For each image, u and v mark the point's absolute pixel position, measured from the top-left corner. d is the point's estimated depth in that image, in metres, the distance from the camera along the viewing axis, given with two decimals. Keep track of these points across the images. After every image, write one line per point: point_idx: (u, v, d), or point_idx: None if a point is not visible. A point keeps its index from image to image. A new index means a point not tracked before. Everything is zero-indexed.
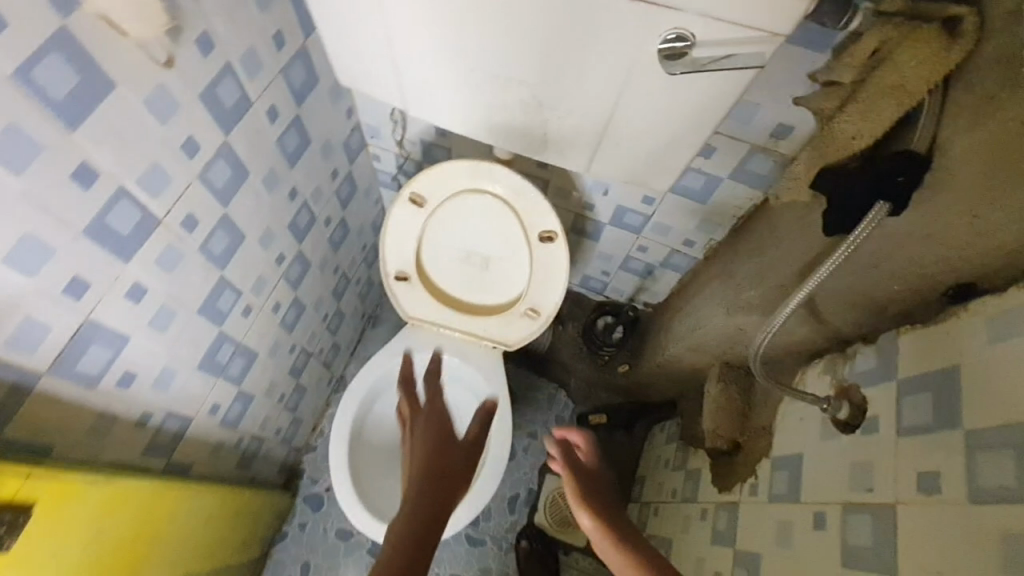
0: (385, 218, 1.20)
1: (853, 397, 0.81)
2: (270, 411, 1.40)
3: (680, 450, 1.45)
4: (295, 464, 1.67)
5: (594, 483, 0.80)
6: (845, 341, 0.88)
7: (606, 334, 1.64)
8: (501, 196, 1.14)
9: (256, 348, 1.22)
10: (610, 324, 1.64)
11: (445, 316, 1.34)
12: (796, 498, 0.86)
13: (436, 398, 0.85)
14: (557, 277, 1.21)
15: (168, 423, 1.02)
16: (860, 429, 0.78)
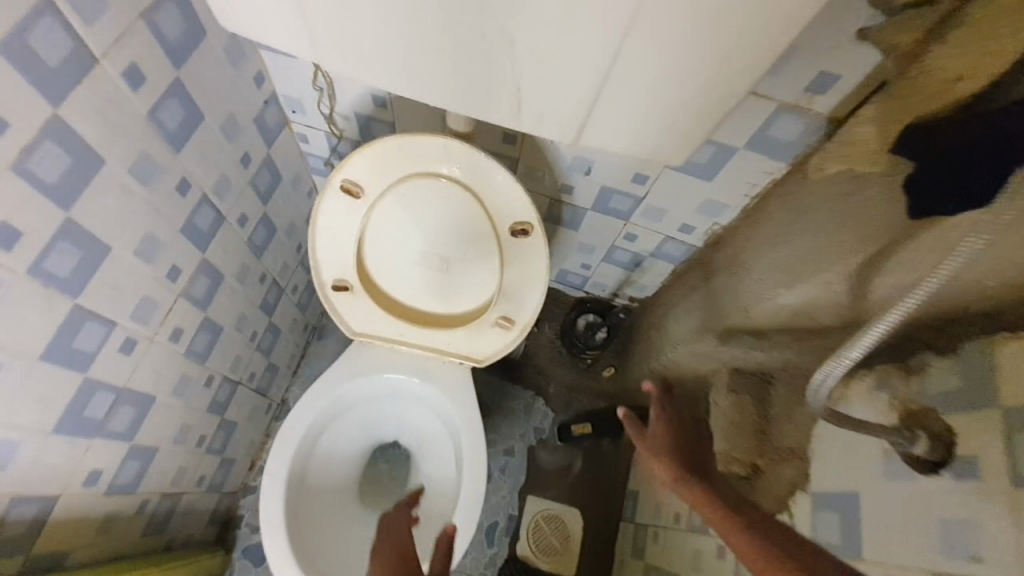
0: (311, 215, 0.93)
1: (934, 428, 0.62)
2: (186, 461, 1.12)
3: None
4: (229, 511, 1.40)
5: (733, 503, 0.70)
6: (909, 352, 0.67)
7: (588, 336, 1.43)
8: (459, 180, 0.86)
9: (152, 391, 0.94)
10: (591, 325, 1.43)
11: (399, 329, 1.10)
12: (857, 553, 0.71)
13: (395, 526, 0.85)
14: (536, 280, 0.97)
15: (19, 509, 0.77)
16: (952, 474, 0.60)
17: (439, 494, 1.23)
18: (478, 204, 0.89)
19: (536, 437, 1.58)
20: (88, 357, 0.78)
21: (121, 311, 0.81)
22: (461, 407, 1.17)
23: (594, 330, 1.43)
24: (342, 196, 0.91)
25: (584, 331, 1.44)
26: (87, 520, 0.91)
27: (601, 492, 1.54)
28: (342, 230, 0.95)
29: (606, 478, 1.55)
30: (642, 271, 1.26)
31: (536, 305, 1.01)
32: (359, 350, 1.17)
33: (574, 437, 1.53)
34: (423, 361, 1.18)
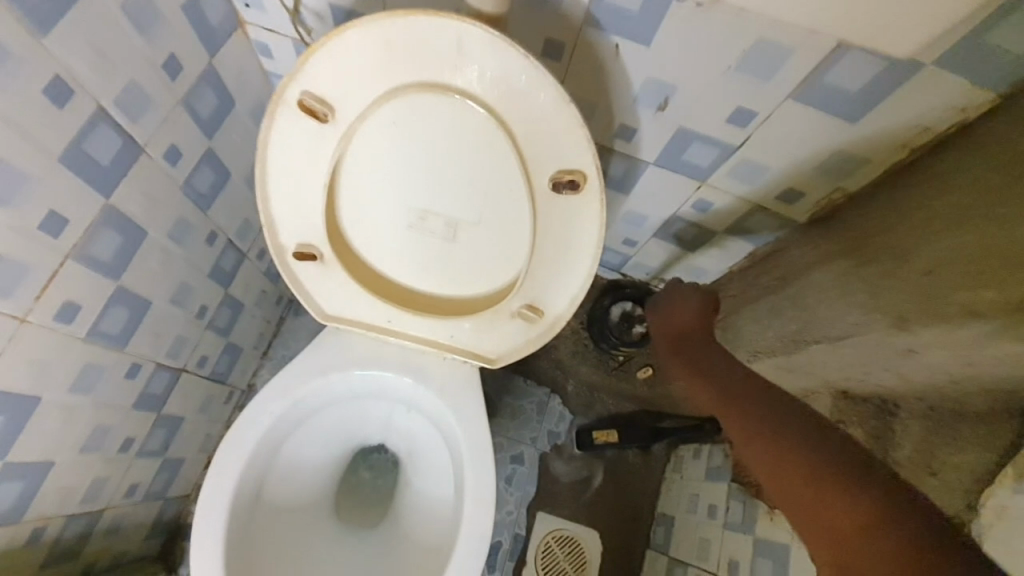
0: (260, 146, 0.64)
1: None
2: (105, 471, 0.86)
3: (734, 497, 1.00)
4: (177, 519, 1.15)
5: (784, 434, 0.52)
6: None
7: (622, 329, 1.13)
8: (482, 98, 0.57)
9: (34, 387, 0.67)
10: (628, 316, 1.13)
11: (386, 315, 0.82)
12: None
13: None
14: (580, 257, 0.68)
15: None
16: None
17: (431, 522, 0.96)
18: (508, 138, 0.59)
19: (551, 444, 1.31)
20: None
21: None
22: (463, 418, 0.89)
23: (631, 323, 1.13)
24: (305, 119, 0.61)
25: (618, 323, 1.14)
26: None
27: (625, 513, 1.28)
28: (307, 173, 0.66)
29: (631, 497, 1.29)
30: (706, 252, 0.96)
31: (575, 291, 0.72)
32: (334, 338, 0.90)
33: (596, 447, 1.27)
34: (417, 356, 0.91)
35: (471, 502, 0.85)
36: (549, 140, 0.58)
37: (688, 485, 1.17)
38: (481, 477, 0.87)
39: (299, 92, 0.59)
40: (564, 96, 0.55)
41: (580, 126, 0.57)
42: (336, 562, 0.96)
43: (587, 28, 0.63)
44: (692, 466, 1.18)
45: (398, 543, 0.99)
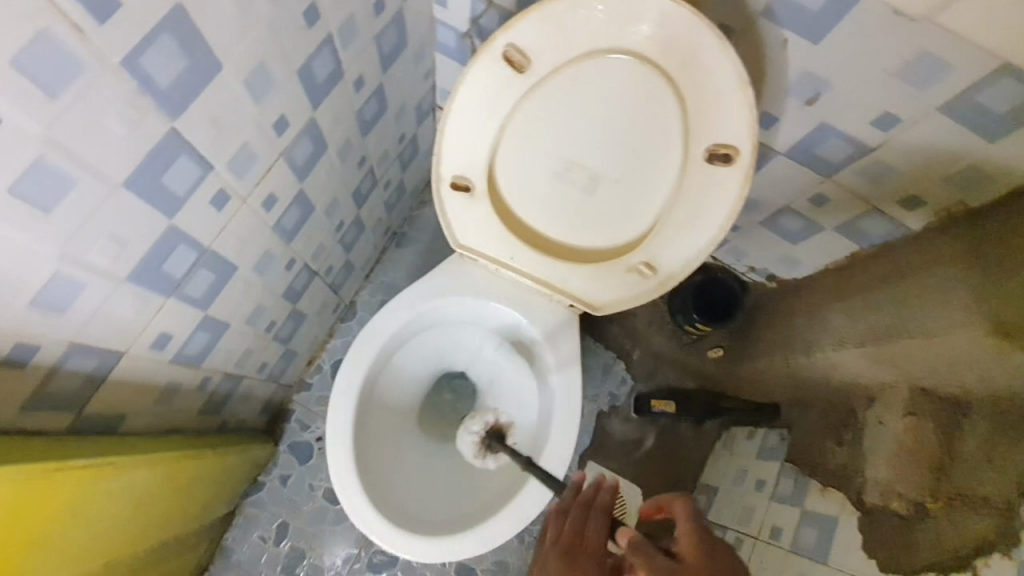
0: (454, 85, 0.74)
1: None
2: (253, 344, 1.02)
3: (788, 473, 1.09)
4: (281, 403, 1.32)
5: None
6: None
7: (491, 454, 1.02)
8: (666, 69, 0.65)
9: (235, 261, 0.80)
10: (489, 437, 1.03)
11: (511, 252, 0.93)
12: None
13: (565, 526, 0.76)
14: (708, 227, 0.76)
15: (73, 361, 0.61)
16: None
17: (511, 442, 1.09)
18: (679, 108, 0.67)
19: (610, 403, 1.41)
20: (175, 201, 0.62)
21: (220, 152, 0.65)
22: (559, 355, 1.01)
23: (492, 444, 1.03)
24: (501, 66, 0.70)
25: (479, 449, 1.04)
26: (151, 389, 0.78)
27: (670, 477, 1.37)
28: (485, 115, 0.76)
29: (680, 463, 1.38)
30: (812, 242, 1.02)
31: (694, 256, 0.80)
32: (457, 266, 1.01)
33: (652, 413, 1.33)
34: (525, 296, 1.01)
35: (557, 428, 0.98)
36: (716, 116, 0.66)
37: (738, 461, 1.25)
38: (569, 408, 0.99)
39: (504, 45, 0.68)
40: (743, 77, 0.62)
41: (749, 106, 0.64)
42: (424, 460, 1.09)
43: (763, 20, 0.71)
44: (745, 445, 1.26)
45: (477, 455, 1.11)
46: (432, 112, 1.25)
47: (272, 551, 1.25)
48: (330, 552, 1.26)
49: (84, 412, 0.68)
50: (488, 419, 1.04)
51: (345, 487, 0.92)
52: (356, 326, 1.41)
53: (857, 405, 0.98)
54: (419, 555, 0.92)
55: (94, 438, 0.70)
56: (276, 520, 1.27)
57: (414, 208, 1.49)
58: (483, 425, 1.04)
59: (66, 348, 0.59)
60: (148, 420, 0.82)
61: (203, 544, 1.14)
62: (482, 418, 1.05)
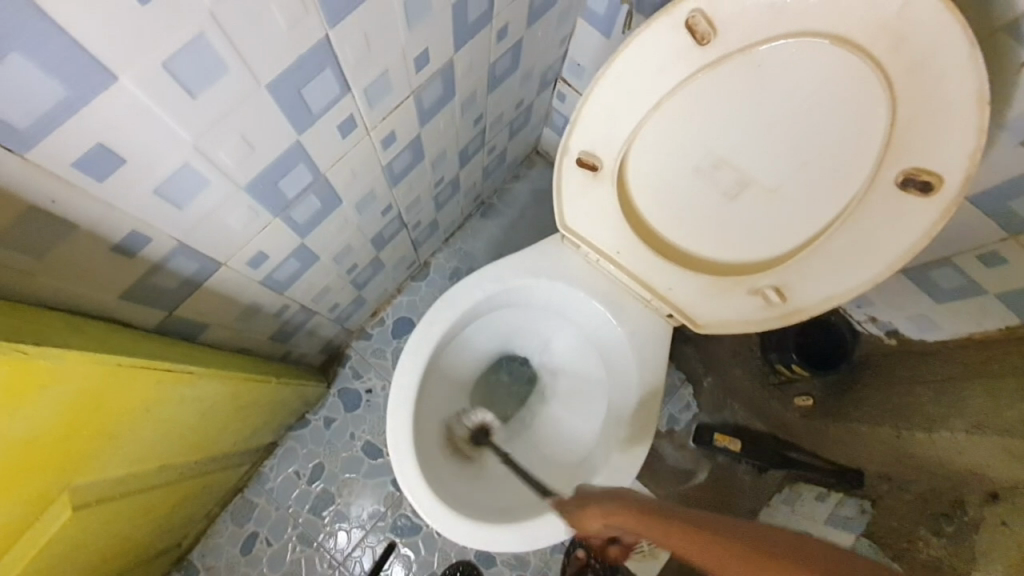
0: (616, 48, 0.65)
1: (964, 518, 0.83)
2: (332, 283, 0.99)
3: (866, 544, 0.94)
4: (339, 346, 1.31)
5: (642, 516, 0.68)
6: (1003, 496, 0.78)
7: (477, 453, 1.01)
8: (888, 70, 0.55)
9: (342, 194, 0.77)
10: (477, 434, 1.02)
11: (620, 245, 0.85)
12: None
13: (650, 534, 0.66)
14: (869, 262, 0.68)
15: (177, 261, 0.59)
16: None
17: (569, 444, 1.02)
18: (886, 119, 0.58)
19: (667, 426, 1.29)
20: (308, 115, 0.58)
21: (361, 74, 0.60)
22: (642, 368, 0.93)
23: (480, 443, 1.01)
24: (678, 34, 0.61)
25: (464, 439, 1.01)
26: (236, 306, 0.76)
27: None
28: (640, 89, 0.67)
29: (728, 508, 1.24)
30: (958, 306, 0.90)
31: (840, 291, 0.72)
32: (554, 247, 0.94)
33: (712, 448, 1.23)
34: (620, 296, 0.94)
35: (626, 441, 0.91)
36: (929, 135, 0.57)
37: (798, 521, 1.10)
38: (644, 424, 0.92)
39: (690, 10, 0.59)
40: (982, 94, 0.53)
41: (977, 130, 0.55)
42: (468, 439, 1.02)
43: (1003, 35, 0.59)
44: (813, 507, 1.10)
45: (526, 449, 1.05)
46: (553, 84, 1.18)
47: (303, 488, 1.25)
48: (358, 504, 1.25)
49: (174, 314, 0.66)
50: (477, 414, 1.03)
51: (395, 444, 0.88)
52: (425, 287, 1.38)
53: (967, 496, 0.84)
54: (455, 535, 0.86)
55: (177, 341, 0.69)
56: (313, 459, 1.27)
57: (507, 179, 1.43)
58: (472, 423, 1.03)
59: (174, 247, 0.57)
60: (227, 335, 0.81)
61: (244, 467, 1.14)
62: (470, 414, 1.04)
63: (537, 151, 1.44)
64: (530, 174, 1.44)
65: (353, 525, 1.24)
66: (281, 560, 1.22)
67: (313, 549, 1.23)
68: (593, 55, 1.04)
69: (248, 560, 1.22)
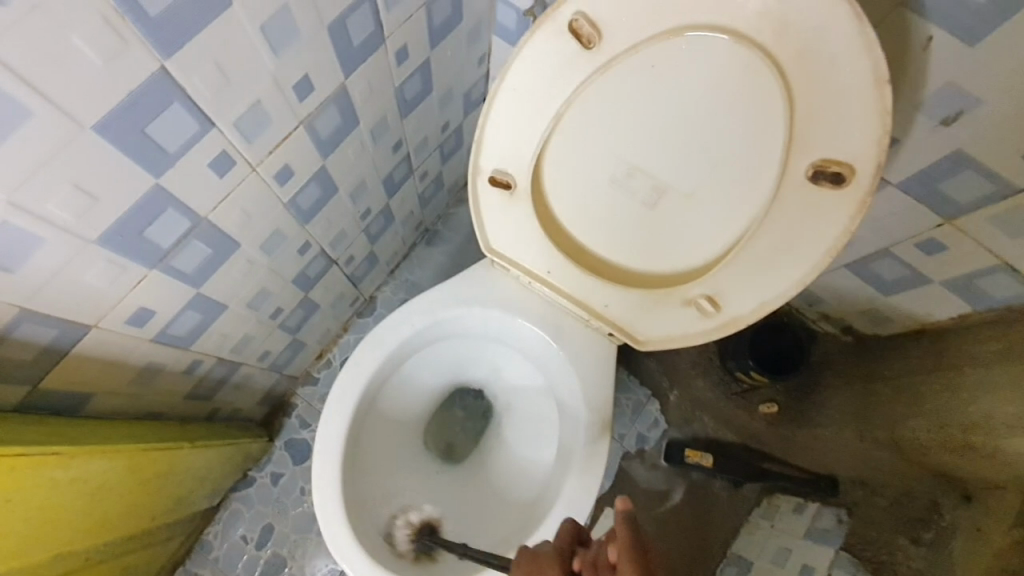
0: (505, 62, 0.62)
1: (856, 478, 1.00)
2: (255, 330, 0.93)
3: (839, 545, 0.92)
4: (283, 395, 1.23)
5: None
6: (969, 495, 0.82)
7: (429, 558, 0.85)
8: (780, 58, 0.51)
9: (237, 236, 0.71)
10: (419, 535, 0.87)
11: (549, 265, 0.81)
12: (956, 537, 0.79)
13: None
14: (797, 261, 0.64)
15: (25, 329, 0.53)
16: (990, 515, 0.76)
17: (522, 479, 0.96)
18: (785, 111, 0.54)
19: (636, 446, 1.20)
20: (165, 157, 0.53)
21: (225, 107, 0.55)
22: (590, 393, 0.87)
23: (430, 549, 0.86)
24: (564, 40, 0.58)
25: (408, 547, 0.86)
26: (126, 369, 0.69)
27: (692, 543, 1.16)
28: (537, 100, 0.63)
29: (705, 529, 1.16)
30: (908, 298, 0.87)
31: (771, 295, 0.68)
32: (484, 273, 0.89)
33: (685, 465, 1.16)
34: (558, 317, 0.88)
35: (576, 476, 0.84)
36: (832, 124, 0.54)
37: (779, 540, 1.03)
38: (593, 456, 0.85)
39: (571, 13, 0.56)
40: (880, 74, 0.50)
41: (880, 112, 0.52)
42: (413, 489, 0.95)
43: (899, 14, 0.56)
44: (791, 522, 1.04)
45: (480, 492, 0.98)
46: (480, 104, 1.14)
47: (252, 554, 1.16)
48: (313, 565, 1.16)
49: (41, 387, 0.59)
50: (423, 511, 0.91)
51: (323, 506, 0.80)
52: (372, 323, 1.31)
53: (940, 499, 0.86)
54: None
55: (43, 420, 0.61)
56: (261, 520, 1.18)
57: (450, 204, 1.39)
58: (410, 525, 0.89)
59: (14, 313, 0.51)
60: (123, 401, 0.74)
61: (179, 538, 1.05)
62: (407, 510, 0.91)
63: None
64: None
65: None
66: None
67: None
68: None
69: None
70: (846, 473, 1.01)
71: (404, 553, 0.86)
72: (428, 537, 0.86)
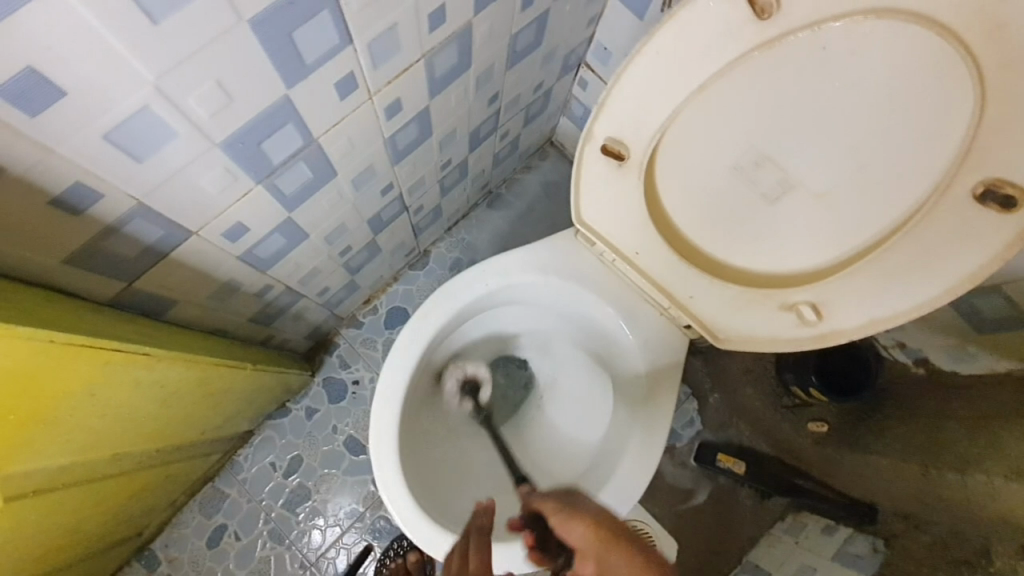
0: (658, 22, 0.57)
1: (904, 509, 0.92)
2: (323, 265, 0.91)
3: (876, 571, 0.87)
4: (326, 333, 1.23)
5: None
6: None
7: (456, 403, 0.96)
8: (983, 60, 0.47)
9: (336, 165, 0.68)
10: (466, 387, 0.96)
11: (640, 246, 0.78)
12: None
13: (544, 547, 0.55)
14: (926, 283, 0.60)
15: (136, 225, 0.51)
16: None
17: (565, 455, 0.95)
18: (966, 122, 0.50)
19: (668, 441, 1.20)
20: (300, 68, 0.50)
21: (365, 24, 0.52)
22: (654, 384, 0.85)
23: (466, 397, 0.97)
24: (733, 6, 0.53)
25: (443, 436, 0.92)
26: (208, 282, 0.68)
27: (710, 545, 1.15)
28: (681, 69, 0.59)
29: (727, 533, 1.16)
30: (1002, 340, 0.82)
31: (884, 314, 0.65)
32: (566, 244, 0.86)
33: (714, 468, 1.17)
34: (634, 301, 0.86)
35: (625, 463, 0.83)
36: (1017, 140, 0.49)
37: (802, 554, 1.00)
38: (648, 444, 0.83)
39: None
40: None
41: None
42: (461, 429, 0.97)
43: None
44: (819, 540, 1.01)
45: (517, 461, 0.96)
46: (575, 69, 1.09)
47: (279, 481, 1.17)
48: (335, 501, 1.17)
49: (134, 286, 0.58)
50: (475, 368, 0.96)
51: (378, 447, 0.79)
52: (423, 276, 1.29)
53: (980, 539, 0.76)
54: (422, 539, 0.77)
55: (135, 318, 0.61)
56: (291, 451, 1.19)
57: (518, 169, 1.35)
58: (465, 374, 0.95)
59: (131, 207, 0.49)
60: (199, 313, 0.73)
61: (215, 456, 1.06)
62: (464, 364, 0.96)
63: (552, 142, 1.36)
64: (542, 165, 1.36)
65: (329, 523, 1.17)
66: (250, 556, 1.14)
67: (285, 546, 1.15)
68: (622, 39, 0.96)
69: (215, 553, 1.14)
70: (899, 507, 0.93)
71: (444, 390, 0.95)
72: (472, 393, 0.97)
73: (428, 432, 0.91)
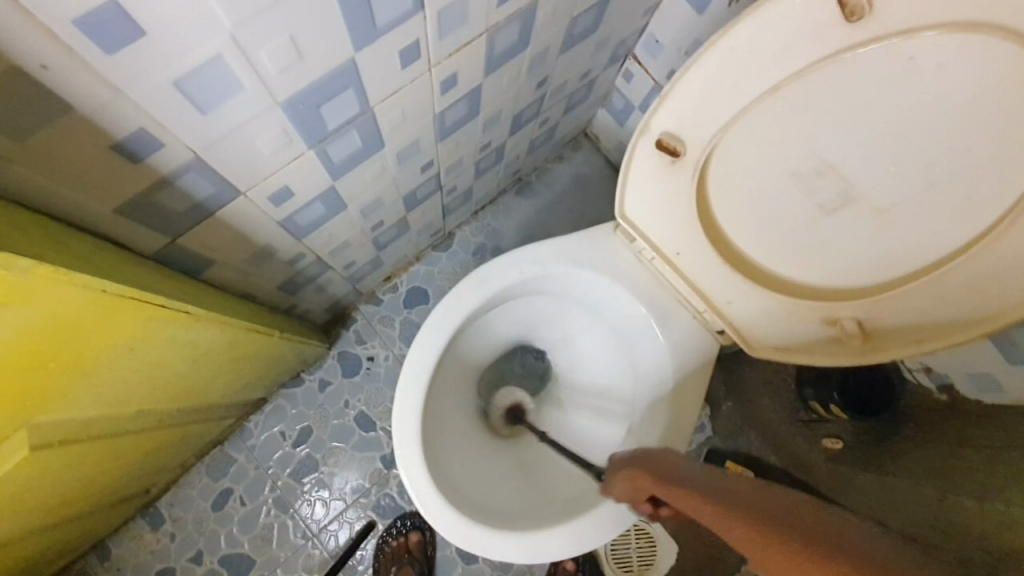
0: (737, 17, 0.55)
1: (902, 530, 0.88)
2: (354, 238, 0.90)
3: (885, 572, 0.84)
4: (345, 307, 1.22)
5: None
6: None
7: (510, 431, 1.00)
8: None
9: (385, 137, 0.67)
10: (512, 413, 1.00)
11: (683, 246, 0.76)
12: None
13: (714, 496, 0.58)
14: (981, 308, 0.59)
15: (190, 179, 0.50)
16: None
17: (582, 448, 0.94)
18: None
19: None
20: (372, 30, 0.48)
21: None
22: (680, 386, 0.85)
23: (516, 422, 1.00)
24: (822, 5, 0.51)
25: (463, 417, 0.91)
26: (247, 245, 0.66)
27: None
28: (755, 68, 0.58)
29: None
30: None
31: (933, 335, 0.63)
32: (604, 238, 0.85)
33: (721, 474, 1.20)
34: (668, 302, 0.84)
35: None
36: None
37: None
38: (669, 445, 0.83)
39: None
40: None
41: None
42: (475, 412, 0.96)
43: None
44: None
45: (531, 452, 0.95)
46: (622, 60, 1.07)
47: (287, 451, 1.17)
48: (342, 475, 1.17)
49: (178, 243, 0.57)
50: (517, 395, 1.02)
51: (401, 424, 0.79)
52: (446, 259, 1.28)
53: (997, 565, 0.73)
54: (437, 518, 0.78)
55: (175, 275, 0.60)
56: (301, 422, 1.18)
57: (550, 158, 1.32)
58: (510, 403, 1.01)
59: (188, 159, 0.48)
60: (233, 276, 0.72)
61: (228, 421, 1.05)
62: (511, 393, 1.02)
63: (586, 134, 1.34)
64: (574, 156, 1.34)
65: (333, 496, 1.17)
66: (253, 521, 1.14)
67: (288, 515, 1.15)
68: (677, 33, 0.93)
69: (218, 516, 1.14)
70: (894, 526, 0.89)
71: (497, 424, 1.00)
72: (517, 419, 0.99)
73: (449, 412, 0.91)
